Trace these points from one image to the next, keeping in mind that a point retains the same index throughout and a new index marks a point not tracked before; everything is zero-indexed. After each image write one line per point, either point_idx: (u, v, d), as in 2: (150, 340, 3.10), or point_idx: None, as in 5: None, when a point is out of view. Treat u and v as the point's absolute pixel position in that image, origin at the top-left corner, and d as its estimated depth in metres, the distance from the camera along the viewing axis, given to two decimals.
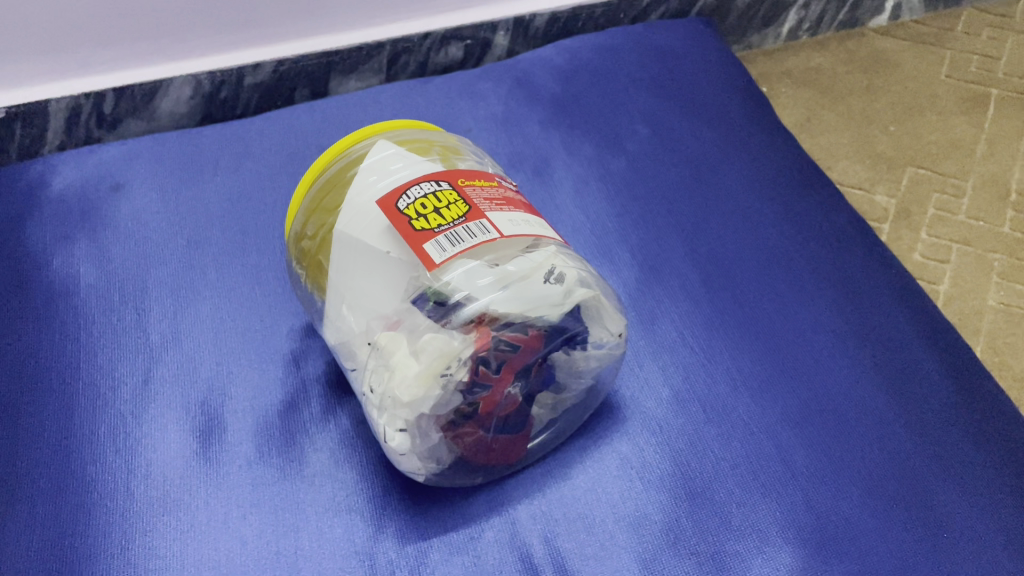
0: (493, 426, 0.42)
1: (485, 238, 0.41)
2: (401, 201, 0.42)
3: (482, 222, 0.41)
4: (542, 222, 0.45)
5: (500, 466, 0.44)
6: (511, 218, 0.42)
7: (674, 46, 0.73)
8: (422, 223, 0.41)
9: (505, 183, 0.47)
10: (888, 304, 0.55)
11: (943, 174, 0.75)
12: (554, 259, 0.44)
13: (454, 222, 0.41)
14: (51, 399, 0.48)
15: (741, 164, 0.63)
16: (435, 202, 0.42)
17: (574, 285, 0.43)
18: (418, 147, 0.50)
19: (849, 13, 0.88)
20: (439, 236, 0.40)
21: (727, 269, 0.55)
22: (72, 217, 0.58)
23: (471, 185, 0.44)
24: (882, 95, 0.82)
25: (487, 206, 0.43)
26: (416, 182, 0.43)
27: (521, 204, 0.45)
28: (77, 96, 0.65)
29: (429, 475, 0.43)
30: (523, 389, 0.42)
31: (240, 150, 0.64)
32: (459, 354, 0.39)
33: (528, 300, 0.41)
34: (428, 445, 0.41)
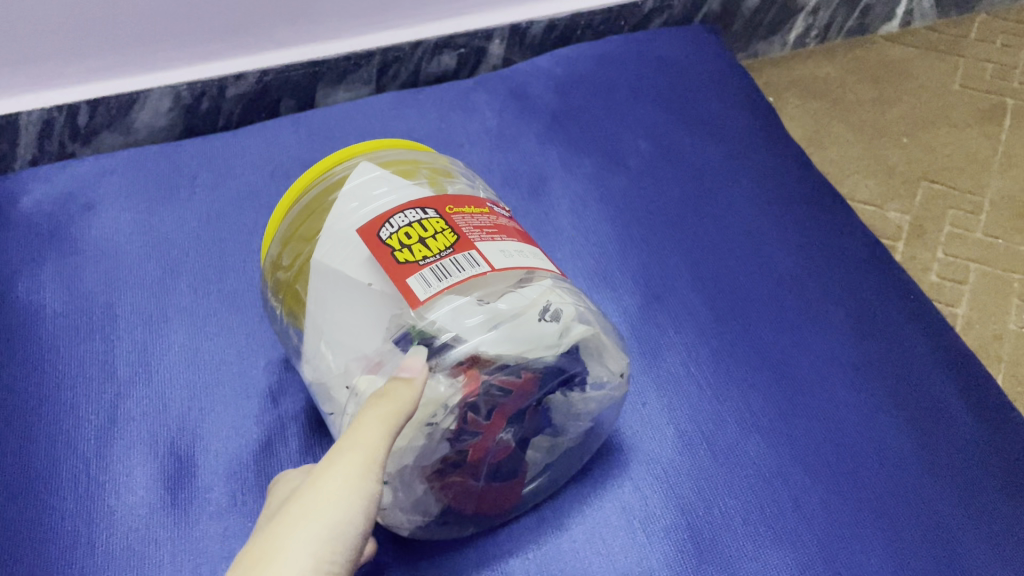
0: (484, 475, 0.39)
1: (474, 272, 0.38)
2: (384, 230, 0.39)
3: (471, 254, 0.38)
4: (537, 252, 0.42)
5: (490, 516, 0.41)
6: (503, 249, 0.39)
7: (677, 56, 0.70)
8: (405, 255, 0.38)
9: (496, 209, 0.43)
10: (905, 333, 0.52)
11: (960, 190, 0.71)
12: (550, 293, 0.41)
13: (440, 254, 0.38)
14: (10, 438, 0.44)
15: (749, 182, 0.60)
16: (420, 231, 0.39)
17: (570, 322, 0.40)
18: (403, 170, 0.46)
19: (858, 21, 0.85)
20: (424, 270, 0.37)
21: (735, 296, 0.52)
22: (40, 238, 0.55)
23: (460, 213, 0.40)
24: (894, 105, 0.78)
25: (477, 236, 0.39)
26: (400, 209, 0.40)
27: (514, 233, 0.42)
28: (50, 109, 0.62)
29: (414, 530, 0.40)
30: (517, 434, 0.39)
31: (222, 165, 0.60)
32: (445, 402, 0.37)
33: (521, 338, 0.37)
34: (413, 498, 0.38)
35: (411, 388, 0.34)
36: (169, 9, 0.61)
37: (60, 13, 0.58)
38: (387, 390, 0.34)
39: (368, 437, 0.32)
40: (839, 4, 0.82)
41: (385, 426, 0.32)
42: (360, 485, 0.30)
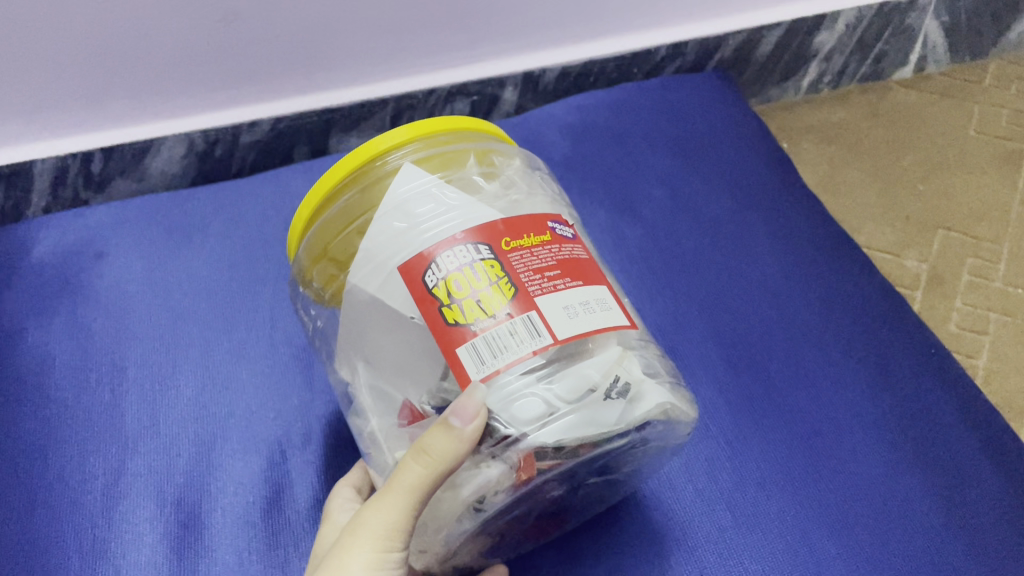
0: (531, 517, 0.38)
1: (534, 346, 0.32)
2: (429, 274, 0.34)
3: (531, 319, 0.32)
4: (611, 295, 0.35)
5: (534, 539, 0.42)
6: (568, 307, 0.33)
7: (691, 104, 0.70)
8: (455, 315, 0.33)
9: (558, 228, 0.36)
10: (926, 389, 0.51)
11: (978, 238, 0.71)
12: (622, 356, 0.34)
13: (496, 317, 0.32)
14: (16, 494, 0.44)
15: (765, 231, 0.59)
16: (473, 278, 0.33)
17: (646, 396, 0.33)
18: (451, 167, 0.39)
19: (872, 67, 0.85)
20: (476, 339, 0.32)
21: (753, 350, 0.51)
22: (50, 288, 0.55)
23: (519, 249, 0.34)
24: (909, 151, 0.78)
25: (539, 287, 0.33)
26: (451, 242, 0.34)
27: (581, 264, 0.35)
28: (64, 156, 0.63)
29: (461, 563, 0.41)
30: (572, 487, 0.37)
31: (235, 213, 0.60)
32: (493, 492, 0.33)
33: (586, 426, 0.32)
34: (461, 549, 0.38)
35: (455, 444, 0.31)
36: (182, 59, 0.61)
37: (71, 64, 0.59)
38: (427, 447, 0.32)
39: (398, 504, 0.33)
40: (852, 51, 0.82)
41: (413, 493, 0.32)
42: (389, 553, 0.34)
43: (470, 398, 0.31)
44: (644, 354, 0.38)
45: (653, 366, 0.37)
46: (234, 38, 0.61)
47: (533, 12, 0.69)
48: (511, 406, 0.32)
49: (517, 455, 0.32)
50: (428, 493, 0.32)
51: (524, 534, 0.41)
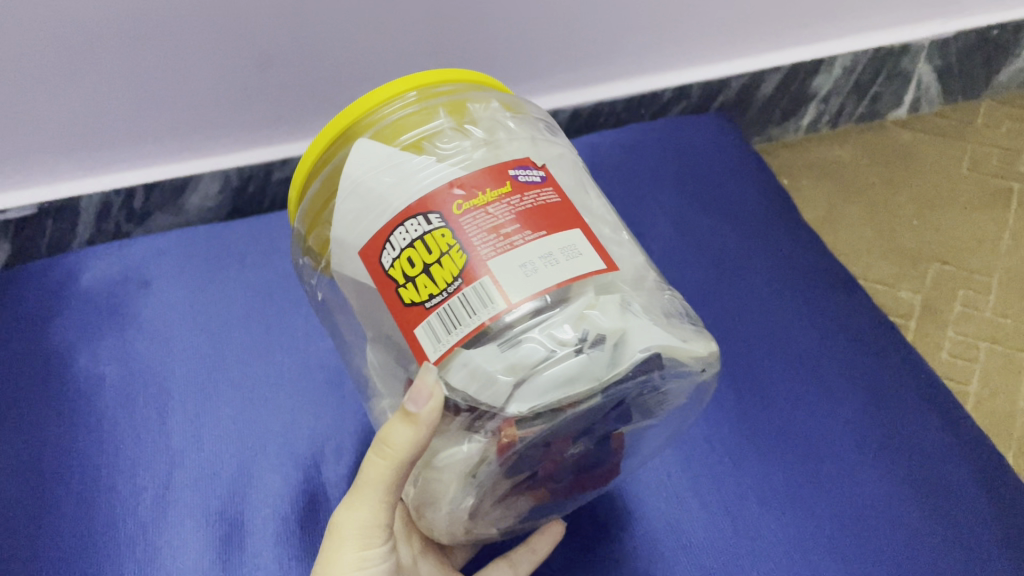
0: (563, 474, 0.40)
1: (487, 314, 0.32)
2: (385, 255, 0.35)
3: (483, 287, 0.33)
4: (579, 238, 0.34)
5: (583, 491, 0.43)
6: (524, 265, 0.33)
7: (696, 143, 0.74)
8: (412, 294, 0.34)
9: (523, 175, 0.36)
10: (916, 414, 0.54)
11: (970, 270, 0.74)
12: (593, 305, 0.34)
13: (448, 290, 0.33)
14: (74, 506, 0.48)
15: (766, 264, 0.63)
16: (424, 252, 0.34)
17: (620, 344, 0.34)
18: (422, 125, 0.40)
19: (868, 107, 0.89)
20: (431, 317, 0.33)
21: (755, 376, 0.56)
22: (100, 316, 0.59)
23: (473, 210, 0.34)
24: (904, 188, 0.82)
25: (493, 249, 0.33)
26: (402, 218, 0.35)
27: (549, 210, 0.35)
28: (108, 193, 0.68)
29: (509, 523, 0.44)
30: (591, 440, 0.38)
31: (268, 246, 0.64)
32: (477, 464, 0.35)
33: (554, 389, 0.33)
34: (497, 513, 0.41)
35: (415, 427, 0.33)
36: (219, 102, 0.66)
37: (116, 109, 0.63)
38: (388, 436, 0.34)
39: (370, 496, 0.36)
40: (849, 92, 0.86)
41: (380, 486, 0.35)
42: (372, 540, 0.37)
43: (422, 381, 0.32)
44: (638, 290, 0.37)
45: (647, 305, 0.37)
46: (268, 82, 0.66)
47: (547, 58, 0.73)
48: (477, 379, 0.33)
49: (497, 425, 0.34)
50: (395, 481, 0.35)
51: (562, 492, 0.42)
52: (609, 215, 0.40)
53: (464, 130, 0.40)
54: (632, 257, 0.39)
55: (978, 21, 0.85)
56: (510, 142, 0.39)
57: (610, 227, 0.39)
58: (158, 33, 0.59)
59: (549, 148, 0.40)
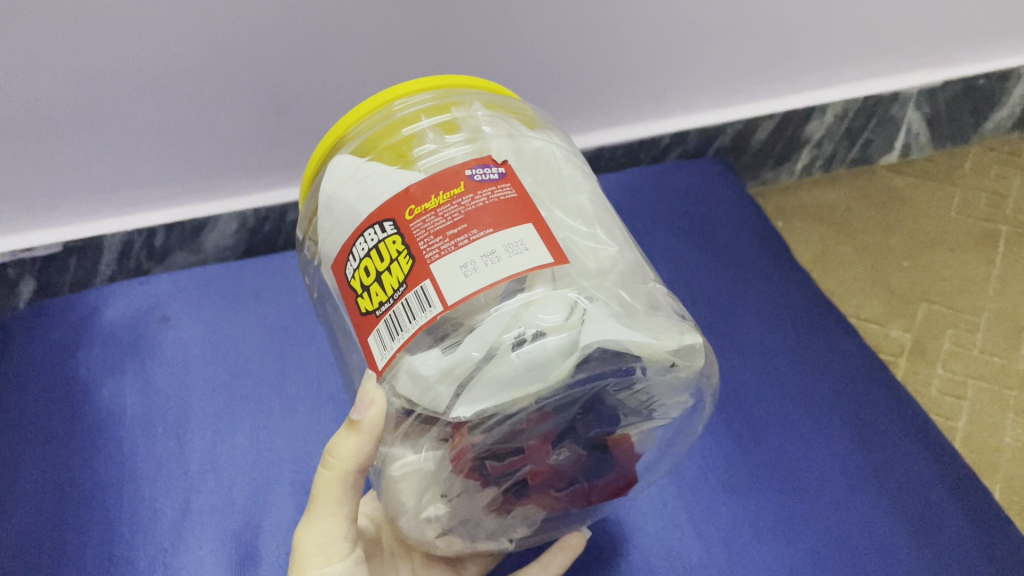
0: (563, 483, 0.41)
1: (426, 317, 0.34)
2: (350, 268, 0.38)
3: (423, 290, 0.34)
4: (529, 233, 0.35)
5: (597, 500, 0.44)
6: (464, 265, 0.34)
7: (693, 187, 0.77)
8: (369, 302, 0.36)
9: (479, 173, 0.37)
10: (904, 449, 0.57)
11: (958, 310, 0.77)
12: (539, 304, 0.35)
13: (395, 296, 0.35)
14: (97, 530, 0.50)
15: (760, 304, 0.66)
16: (377, 260, 0.36)
17: (565, 340, 0.35)
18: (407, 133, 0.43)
19: (860, 153, 0.92)
20: (381, 324, 0.36)
21: (748, 411, 0.58)
22: (122, 349, 0.62)
23: (423, 214, 0.36)
24: (896, 230, 0.85)
25: (437, 252, 0.35)
26: (361, 231, 0.38)
27: (500, 207, 0.36)
28: (130, 232, 0.71)
29: (515, 536, 0.46)
30: (580, 446, 0.39)
31: (283, 283, 0.67)
32: (434, 469, 0.38)
33: (497, 388, 0.34)
34: (495, 524, 0.44)
35: (348, 435, 0.36)
36: (239, 146, 0.69)
37: (143, 155, 0.67)
38: (331, 451, 0.37)
39: (324, 514, 0.39)
40: (841, 137, 0.90)
41: (331, 500, 0.38)
42: (335, 558, 0.39)
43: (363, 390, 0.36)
44: (602, 286, 0.38)
45: (611, 302, 0.38)
46: (287, 127, 0.69)
47: (552, 105, 0.76)
48: (422, 382, 0.35)
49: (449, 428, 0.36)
50: (345, 492, 0.38)
51: (574, 501, 0.43)
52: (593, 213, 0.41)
53: (446, 135, 0.43)
54: (608, 253, 0.39)
55: (965, 71, 0.89)
56: (485, 142, 0.41)
57: (585, 224, 0.40)
58: (184, 82, 0.63)
59: (529, 143, 0.42)
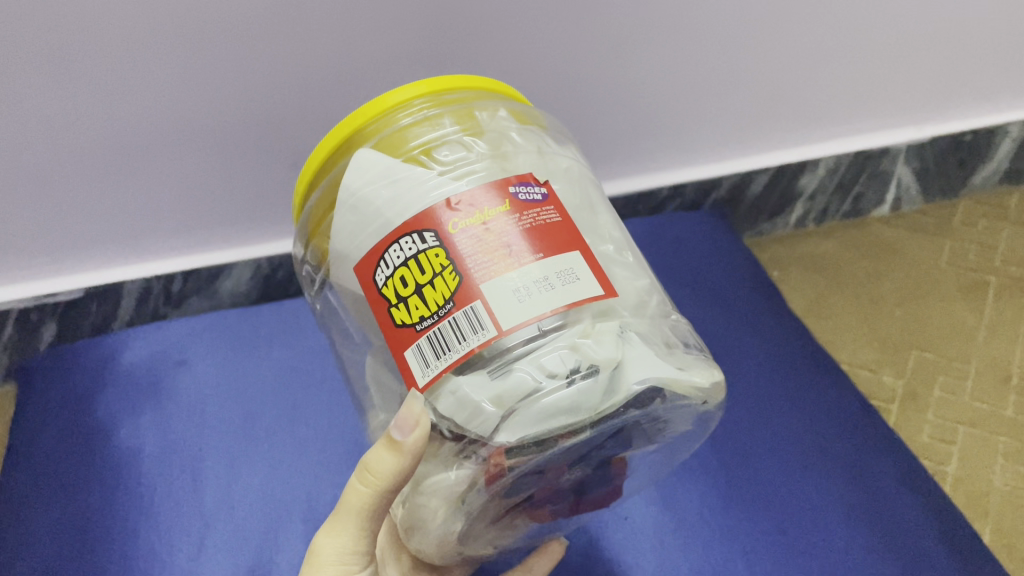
0: (563, 496, 0.43)
1: (477, 340, 0.34)
2: (381, 274, 0.37)
3: (473, 313, 0.34)
4: (577, 263, 0.36)
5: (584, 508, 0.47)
6: (516, 289, 0.34)
7: (689, 238, 0.81)
8: (408, 315, 0.36)
9: (523, 193, 0.37)
10: (894, 491, 0.59)
11: (949, 358, 0.79)
12: (587, 333, 0.36)
13: (438, 313, 0.35)
14: (117, 565, 0.53)
15: (754, 352, 0.69)
16: (417, 273, 0.36)
17: (614, 375, 0.35)
18: (427, 131, 0.43)
19: (852, 205, 0.95)
20: (421, 340, 0.36)
21: (742, 454, 0.61)
22: (140, 391, 0.64)
23: (467, 229, 0.36)
24: (888, 279, 0.87)
25: (486, 272, 0.35)
26: (397, 236, 0.37)
27: (547, 232, 0.36)
28: (149, 279, 0.74)
29: (502, 539, 0.48)
30: (590, 468, 0.41)
31: (295, 327, 0.70)
32: (466, 489, 0.38)
33: (545, 419, 0.35)
34: (489, 531, 0.46)
35: (393, 460, 0.36)
36: (254, 199, 0.73)
37: (165, 207, 0.71)
38: (370, 469, 0.37)
39: (350, 523, 0.40)
40: (833, 191, 0.93)
41: (359, 515, 0.39)
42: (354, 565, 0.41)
43: (408, 410, 0.36)
44: (639, 318, 0.38)
45: (648, 336, 0.38)
46: None
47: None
48: (467, 405, 0.35)
49: (485, 451, 0.36)
50: (374, 510, 0.39)
51: (564, 509, 0.46)
52: (615, 238, 0.42)
53: (471, 138, 0.42)
54: (639, 281, 0.40)
55: (953, 127, 0.93)
56: (514, 154, 0.41)
57: (613, 247, 0.41)
58: (202, 138, 0.66)
59: (557, 160, 0.42)
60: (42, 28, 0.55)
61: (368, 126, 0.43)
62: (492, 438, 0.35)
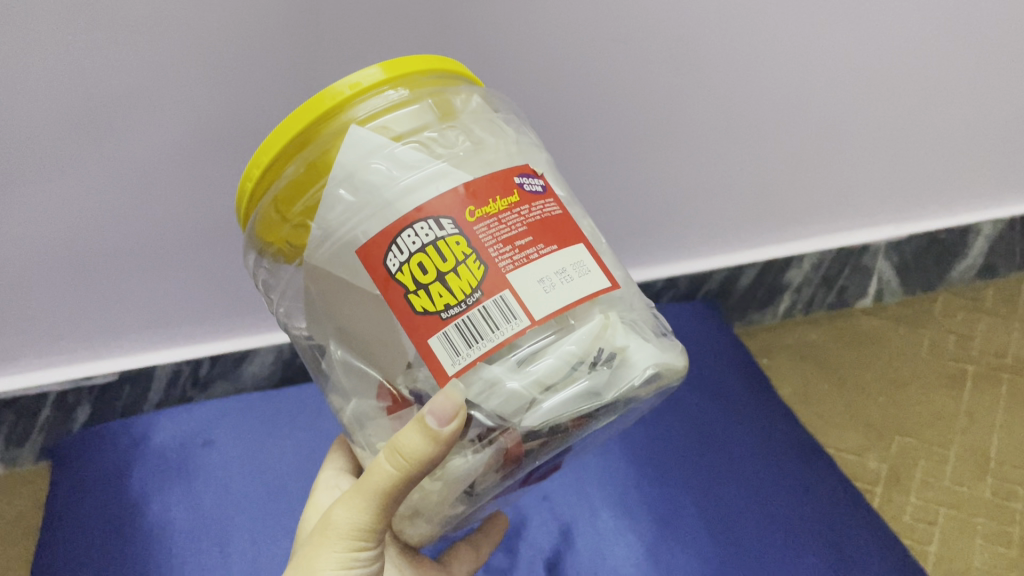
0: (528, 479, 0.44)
1: (511, 328, 0.33)
2: (390, 259, 0.34)
3: (505, 302, 0.33)
4: (587, 256, 0.35)
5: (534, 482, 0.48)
6: (543, 281, 0.33)
7: (683, 327, 0.86)
8: (425, 302, 0.33)
9: (527, 185, 0.36)
10: (873, 567, 0.63)
11: (929, 442, 0.84)
12: (606, 323, 0.35)
13: (466, 302, 0.33)
14: None
15: (744, 435, 0.74)
16: (435, 258, 0.33)
17: (633, 362, 0.35)
18: (407, 114, 0.38)
19: (837, 297, 1.01)
20: (447, 329, 0.33)
21: (733, 532, 0.65)
22: (170, 468, 0.69)
23: (486, 218, 0.34)
24: (871, 368, 0.93)
25: (510, 261, 0.33)
26: (410, 220, 0.33)
27: (555, 225, 0.35)
28: (179, 363, 0.80)
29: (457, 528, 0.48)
30: (564, 452, 0.42)
31: (316, 409, 0.74)
32: (476, 476, 0.36)
33: (575, 406, 0.34)
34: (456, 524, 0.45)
35: (422, 444, 0.33)
36: None
37: (202, 304, 0.78)
38: (395, 450, 0.34)
39: (361, 505, 0.36)
40: (818, 284, 0.99)
41: (374, 497, 0.36)
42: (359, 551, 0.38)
43: (446, 397, 0.32)
44: (631, 303, 0.38)
45: (642, 322, 0.38)
46: None
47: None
48: (495, 395, 0.33)
49: (505, 439, 0.35)
50: (390, 495, 0.35)
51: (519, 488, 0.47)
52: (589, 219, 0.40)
53: (452, 121, 0.38)
54: (621, 270, 0.39)
55: (926, 225, 1.00)
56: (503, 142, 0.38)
57: (596, 237, 0.39)
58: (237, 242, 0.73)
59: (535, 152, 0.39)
60: (107, 147, 0.63)
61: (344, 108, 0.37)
62: (518, 426, 0.34)
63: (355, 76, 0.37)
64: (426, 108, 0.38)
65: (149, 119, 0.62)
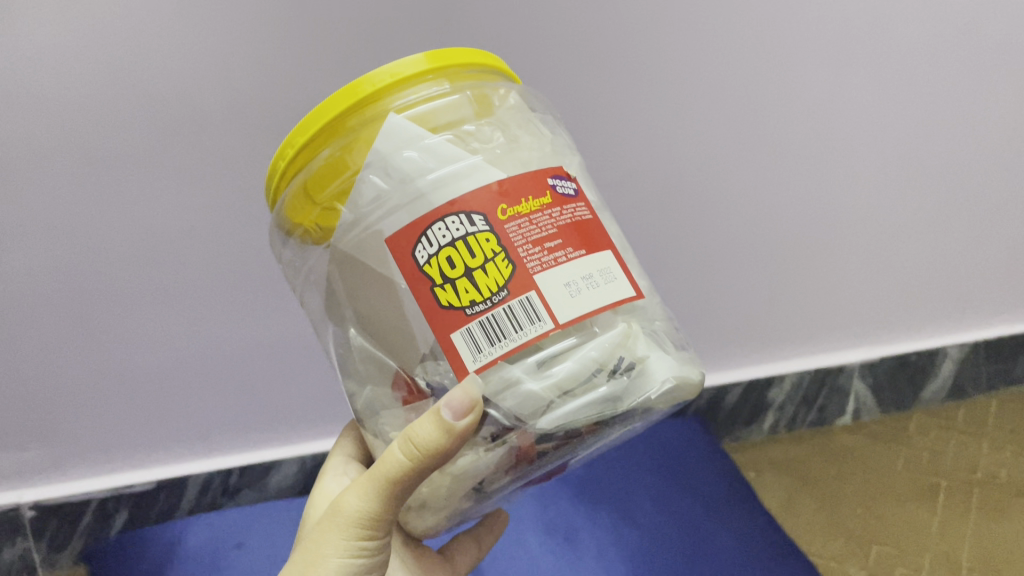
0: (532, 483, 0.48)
1: (534, 329, 0.36)
2: (420, 252, 0.37)
3: (530, 301, 0.36)
4: (611, 262, 0.39)
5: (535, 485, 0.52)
6: (569, 285, 0.37)
7: (673, 441, 0.94)
8: (451, 297, 0.37)
9: (559, 186, 0.39)
10: None
11: (905, 553, 0.92)
12: (625, 333, 0.39)
13: (492, 300, 0.36)
14: None
15: (731, 539, 0.80)
16: (464, 255, 0.37)
17: (650, 376, 0.39)
18: (440, 111, 0.42)
19: (818, 415, 1.08)
20: (471, 324, 0.37)
21: None
22: (204, 567, 0.75)
23: (516, 217, 0.37)
24: (850, 481, 1.01)
25: (539, 262, 0.37)
26: (442, 216, 0.37)
27: (582, 227, 0.39)
28: (210, 472, 0.93)
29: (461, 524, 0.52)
30: (568, 460, 0.46)
31: None
32: (486, 474, 0.40)
33: (590, 412, 0.38)
34: (462, 520, 0.49)
35: (431, 435, 0.37)
36: (310, 398, 0.93)
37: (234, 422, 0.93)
38: (407, 440, 0.37)
39: (370, 494, 0.40)
40: (799, 403, 1.07)
41: (382, 486, 0.39)
42: (366, 540, 0.42)
43: (464, 393, 0.36)
44: (653, 317, 0.42)
45: (661, 335, 0.42)
46: None
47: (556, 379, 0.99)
48: (512, 396, 0.37)
49: (516, 439, 0.39)
50: (398, 486, 0.39)
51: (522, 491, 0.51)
52: (614, 223, 0.44)
53: (487, 126, 0.42)
54: (643, 278, 0.42)
55: (896, 348, 1.09)
56: (531, 147, 0.42)
57: (619, 239, 0.43)
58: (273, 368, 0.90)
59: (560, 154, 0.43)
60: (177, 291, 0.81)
61: (381, 95, 0.40)
62: (531, 425, 0.38)
63: (396, 65, 0.40)
64: (458, 103, 0.43)
65: (213, 261, 0.80)
